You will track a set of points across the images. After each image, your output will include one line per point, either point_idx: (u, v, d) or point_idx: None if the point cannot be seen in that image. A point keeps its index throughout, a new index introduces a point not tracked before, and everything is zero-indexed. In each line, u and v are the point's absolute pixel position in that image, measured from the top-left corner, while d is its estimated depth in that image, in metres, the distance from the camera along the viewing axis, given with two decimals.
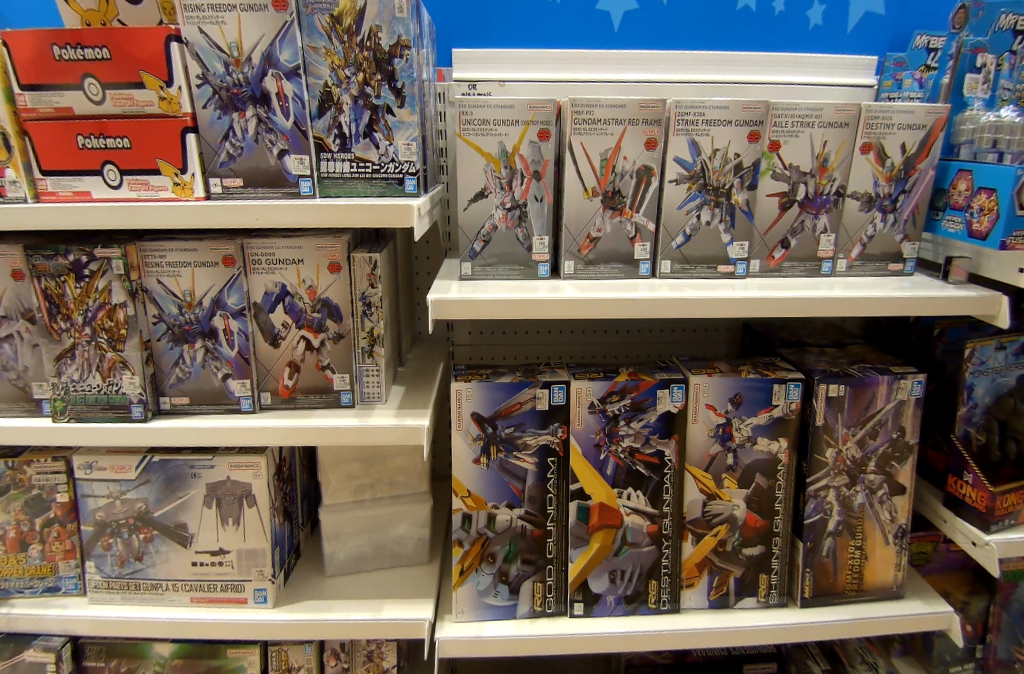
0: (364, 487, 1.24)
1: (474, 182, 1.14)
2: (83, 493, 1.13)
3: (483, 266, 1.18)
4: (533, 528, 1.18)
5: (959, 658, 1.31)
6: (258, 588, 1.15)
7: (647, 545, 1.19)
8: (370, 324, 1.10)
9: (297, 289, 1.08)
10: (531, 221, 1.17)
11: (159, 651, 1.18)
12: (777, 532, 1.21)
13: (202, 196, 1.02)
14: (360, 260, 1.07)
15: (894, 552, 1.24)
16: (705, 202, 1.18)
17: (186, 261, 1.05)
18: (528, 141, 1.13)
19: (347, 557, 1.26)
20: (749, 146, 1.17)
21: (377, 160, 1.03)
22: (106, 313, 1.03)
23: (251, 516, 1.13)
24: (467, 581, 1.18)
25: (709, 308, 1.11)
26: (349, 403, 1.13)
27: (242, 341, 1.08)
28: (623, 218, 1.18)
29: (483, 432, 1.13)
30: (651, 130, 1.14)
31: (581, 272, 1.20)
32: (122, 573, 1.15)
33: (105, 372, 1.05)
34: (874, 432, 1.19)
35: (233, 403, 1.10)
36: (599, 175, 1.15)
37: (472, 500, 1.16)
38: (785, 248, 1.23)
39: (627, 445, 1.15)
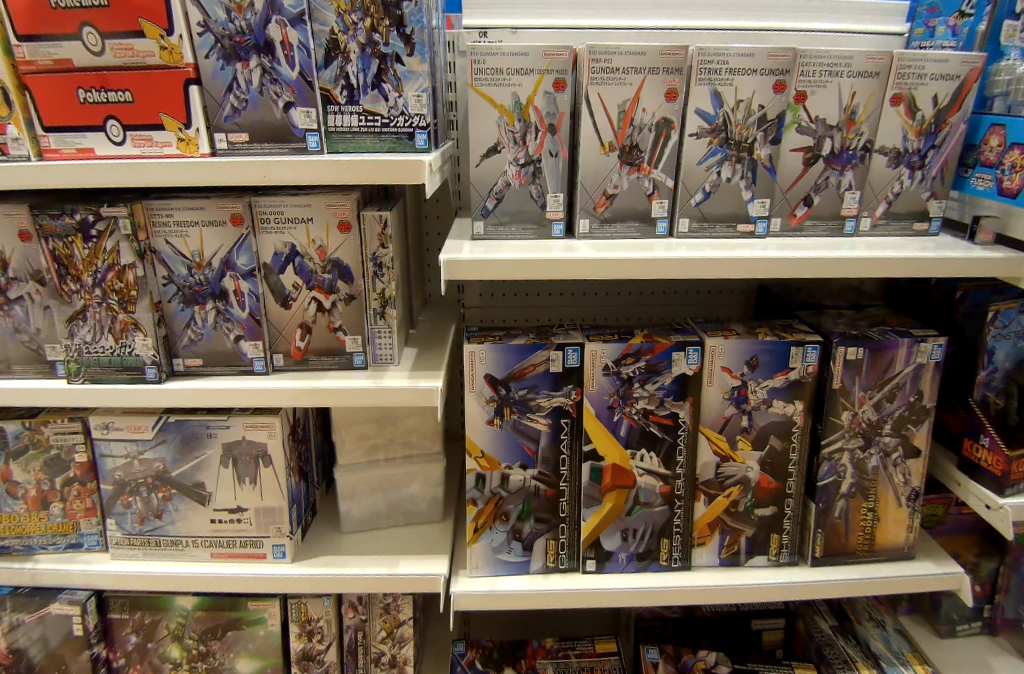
0: (378, 447, 1.25)
1: (487, 137, 1.10)
2: (101, 452, 1.14)
3: (496, 225, 1.15)
4: (547, 488, 1.18)
5: (966, 616, 1.34)
6: (277, 544, 1.17)
7: (659, 505, 1.20)
8: (381, 285, 1.08)
9: (307, 249, 1.06)
10: (545, 178, 1.13)
11: (182, 604, 1.22)
12: (789, 493, 1.21)
13: (208, 152, 0.99)
14: (370, 218, 1.04)
15: (907, 513, 1.24)
16: (726, 157, 1.14)
17: (193, 220, 1.03)
18: (543, 92, 1.08)
19: (363, 514, 1.28)
20: (775, 98, 1.11)
21: (386, 114, 0.99)
22: (115, 275, 1.02)
23: (267, 475, 1.14)
24: (481, 538, 1.19)
25: (728, 268, 1.08)
26: (362, 365, 1.12)
27: (253, 302, 1.06)
28: (641, 175, 1.14)
29: (497, 394, 1.13)
30: (672, 79, 1.09)
31: (597, 231, 1.17)
32: (143, 529, 1.17)
33: (118, 334, 1.05)
34: (891, 395, 1.17)
35: (246, 365, 1.10)
36: (617, 128, 1.11)
37: (486, 460, 1.16)
38: (807, 205, 1.20)
39: (641, 407, 1.15)
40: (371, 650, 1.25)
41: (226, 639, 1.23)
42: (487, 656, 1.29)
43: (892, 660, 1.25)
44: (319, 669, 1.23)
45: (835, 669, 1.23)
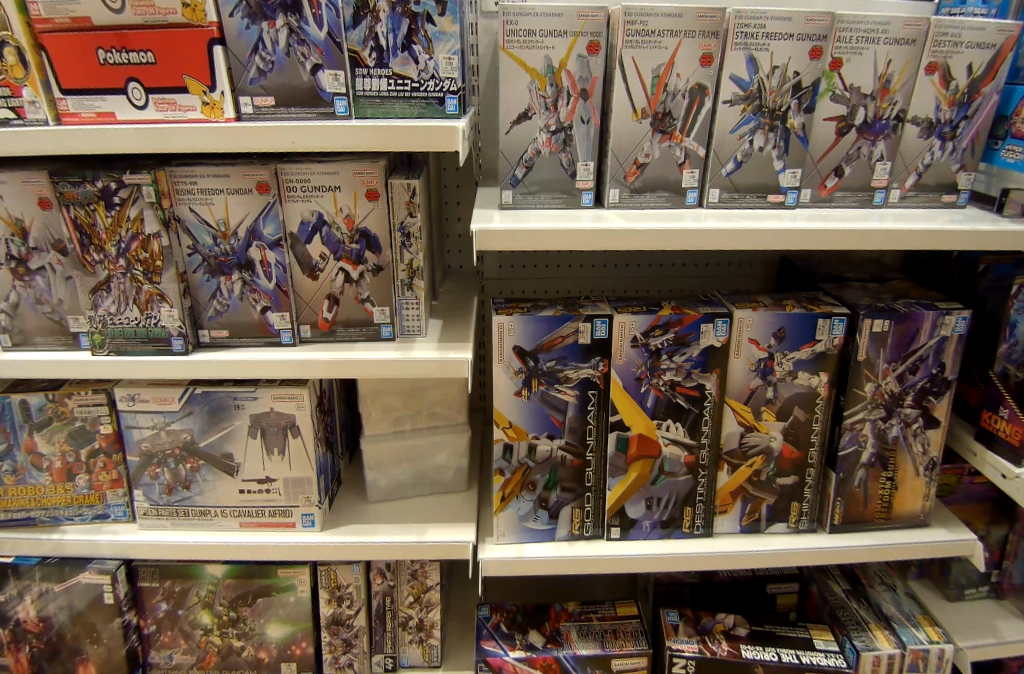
0: (403, 418, 1.25)
1: (519, 101, 1.04)
2: (128, 423, 1.14)
3: (525, 194, 1.11)
4: (573, 458, 1.19)
5: (974, 581, 1.39)
6: (306, 513, 1.19)
7: (683, 474, 1.21)
8: (409, 256, 1.06)
9: (334, 218, 1.03)
10: (576, 145, 1.08)
11: (212, 572, 1.23)
12: (811, 462, 1.23)
13: (233, 117, 0.94)
14: (398, 186, 1.02)
15: (923, 483, 1.27)
16: (759, 126, 1.11)
17: (218, 188, 0.99)
18: (576, 55, 1.02)
19: (389, 484, 1.29)
20: (811, 65, 1.09)
21: (416, 77, 0.94)
22: (139, 244, 0.99)
23: (295, 446, 1.14)
24: (508, 507, 1.21)
25: (761, 241, 1.07)
26: (390, 337, 1.11)
27: (280, 273, 1.04)
28: (672, 143, 1.11)
29: (525, 365, 1.13)
30: (707, 44, 1.06)
31: (627, 201, 1.14)
32: (170, 500, 1.19)
33: (143, 305, 1.02)
34: (914, 367, 1.18)
35: (273, 336, 1.08)
36: (650, 93, 1.08)
37: (514, 430, 1.17)
38: (838, 176, 1.17)
39: (669, 378, 1.15)
40: (399, 615, 1.28)
41: (257, 605, 1.25)
42: (512, 619, 1.33)
43: (903, 621, 1.31)
44: (348, 633, 1.26)
45: (849, 631, 1.28)
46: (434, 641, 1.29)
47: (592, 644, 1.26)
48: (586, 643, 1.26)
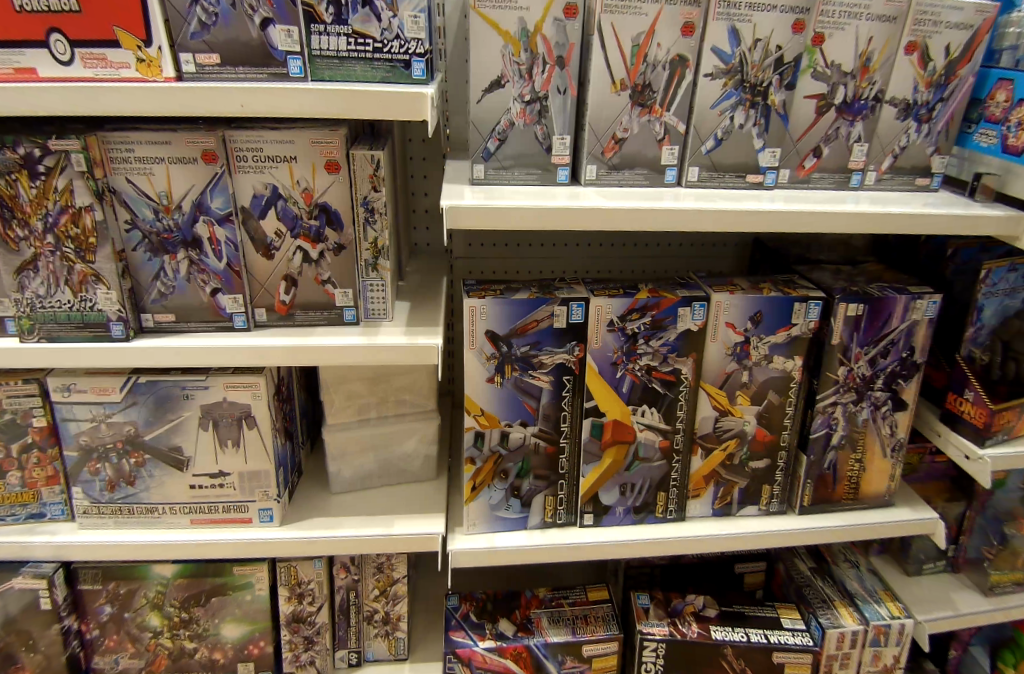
0: (368, 406, 1.19)
1: (490, 69, 0.96)
2: (63, 416, 1.04)
3: (498, 169, 1.02)
4: (546, 445, 1.16)
5: (932, 555, 1.43)
6: (263, 508, 1.13)
7: (658, 460, 1.19)
8: (374, 233, 0.98)
9: (291, 192, 0.94)
10: (552, 117, 1.00)
11: (160, 573, 1.16)
12: (783, 445, 1.23)
13: (172, 76, 0.83)
14: (360, 158, 0.93)
15: (890, 463, 1.28)
16: (740, 102, 1.06)
17: (158, 156, 0.88)
18: (552, 18, 0.95)
19: (353, 474, 1.24)
20: (793, 38, 1.04)
21: (378, 37, 0.86)
22: (70, 219, 0.87)
23: (251, 437, 1.07)
24: (479, 496, 1.17)
25: (746, 222, 1.02)
26: (354, 321, 1.04)
27: (231, 251, 0.95)
28: (652, 118, 1.04)
29: (498, 351, 1.08)
30: (689, 12, 0.99)
31: (605, 178, 1.06)
32: (113, 497, 1.10)
33: (76, 287, 0.92)
34: (885, 351, 1.18)
35: (225, 321, 1.00)
36: (630, 65, 1.00)
37: (486, 418, 1.12)
38: (817, 156, 1.13)
39: (644, 363, 1.12)
40: (364, 608, 1.24)
41: (210, 605, 1.18)
42: (482, 608, 1.30)
43: (866, 598, 1.34)
44: (310, 630, 1.20)
45: (815, 609, 1.30)
46: (401, 633, 1.25)
47: (563, 631, 1.24)
48: (558, 631, 1.24)
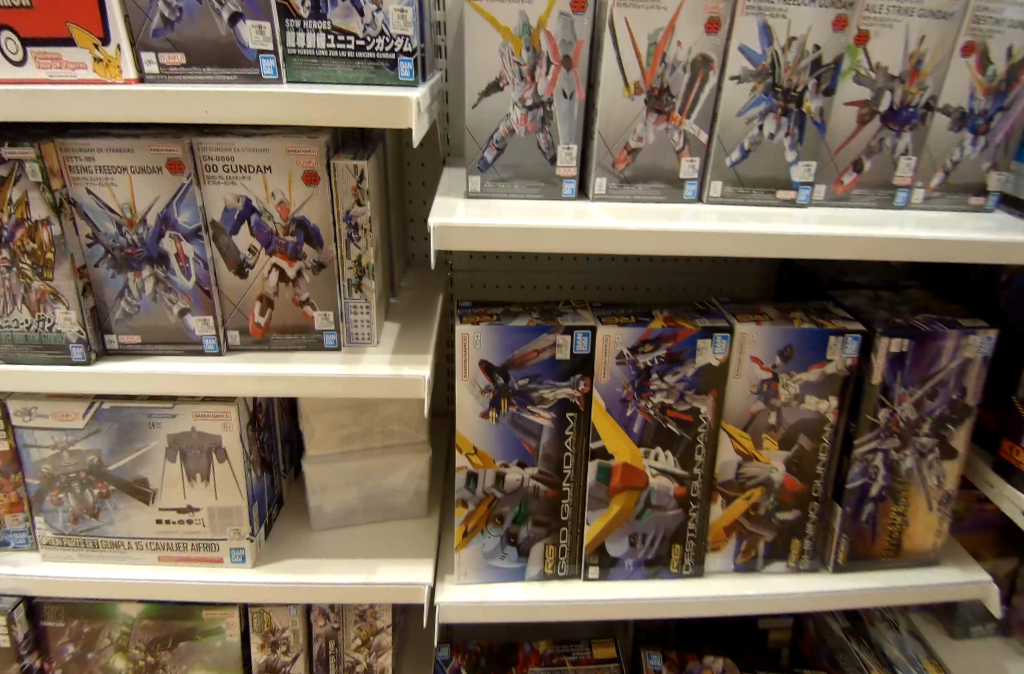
0: (353, 437, 1.10)
1: (488, 69, 0.86)
2: (24, 442, 0.97)
3: (496, 182, 0.92)
4: (547, 489, 1.04)
5: (980, 616, 1.26)
6: (235, 547, 1.04)
7: (673, 509, 1.07)
8: (358, 252, 0.89)
9: (265, 205, 0.85)
10: (556, 124, 0.89)
11: (126, 612, 1.09)
12: (815, 496, 1.09)
13: (134, 78, 0.74)
14: (342, 168, 0.84)
15: (937, 518, 1.13)
16: (771, 109, 0.93)
17: (119, 165, 0.80)
18: (557, 13, 0.84)
19: (335, 510, 1.14)
20: (833, 37, 0.91)
21: (361, 33, 0.77)
22: (25, 233, 0.80)
23: (222, 470, 0.99)
24: (472, 543, 1.06)
25: (779, 246, 0.89)
26: (335, 346, 0.95)
27: (201, 270, 0.86)
28: (670, 126, 0.93)
29: (493, 383, 0.97)
30: (714, 6, 0.88)
31: (615, 192, 0.95)
32: (77, 530, 1.03)
33: (34, 306, 0.84)
34: (933, 392, 1.04)
35: (195, 344, 0.91)
36: (645, 66, 0.89)
37: (479, 457, 1.02)
38: (856, 171, 0.99)
39: (659, 401, 1.00)
40: (344, 659, 1.13)
41: (178, 650, 1.11)
42: (474, 663, 1.19)
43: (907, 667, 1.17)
44: None
45: None
46: None
47: None
48: None
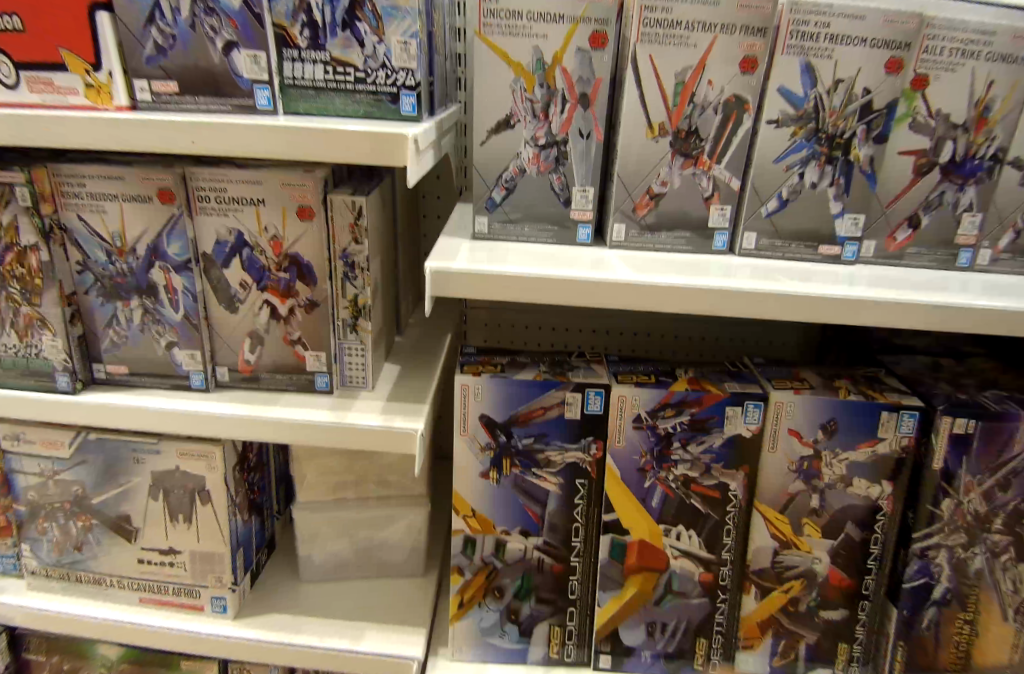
0: (347, 486, 1.03)
1: (499, 105, 0.80)
2: (11, 467, 0.95)
3: (504, 223, 0.85)
4: (553, 562, 0.94)
5: None
6: (216, 596, 0.97)
7: (697, 596, 0.94)
8: (354, 291, 0.83)
9: (258, 240, 0.80)
10: (571, 165, 0.82)
11: (104, 654, 1.04)
12: (866, 594, 0.94)
13: (126, 106, 0.73)
14: (339, 203, 0.79)
15: (1015, 630, 0.94)
16: (812, 157, 0.82)
17: (110, 192, 0.78)
18: (575, 48, 0.78)
19: (325, 561, 1.07)
20: (885, 81, 0.79)
21: (361, 65, 0.72)
22: (14, 257, 0.79)
23: (206, 514, 0.94)
24: (467, 615, 0.96)
25: (825, 313, 0.77)
26: (326, 389, 0.89)
27: (190, 303, 0.82)
28: (698, 171, 0.84)
29: (495, 441, 0.89)
30: (751, 44, 0.78)
31: (635, 241, 0.87)
32: (61, 560, 0.99)
33: (21, 332, 0.82)
34: (1005, 483, 0.88)
35: (181, 378, 0.87)
36: (671, 106, 0.81)
37: (477, 521, 0.92)
38: (912, 228, 0.87)
39: (681, 473, 0.89)
40: None
41: None
42: None
43: None
44: None
45: None
46: None
47: None
48: None
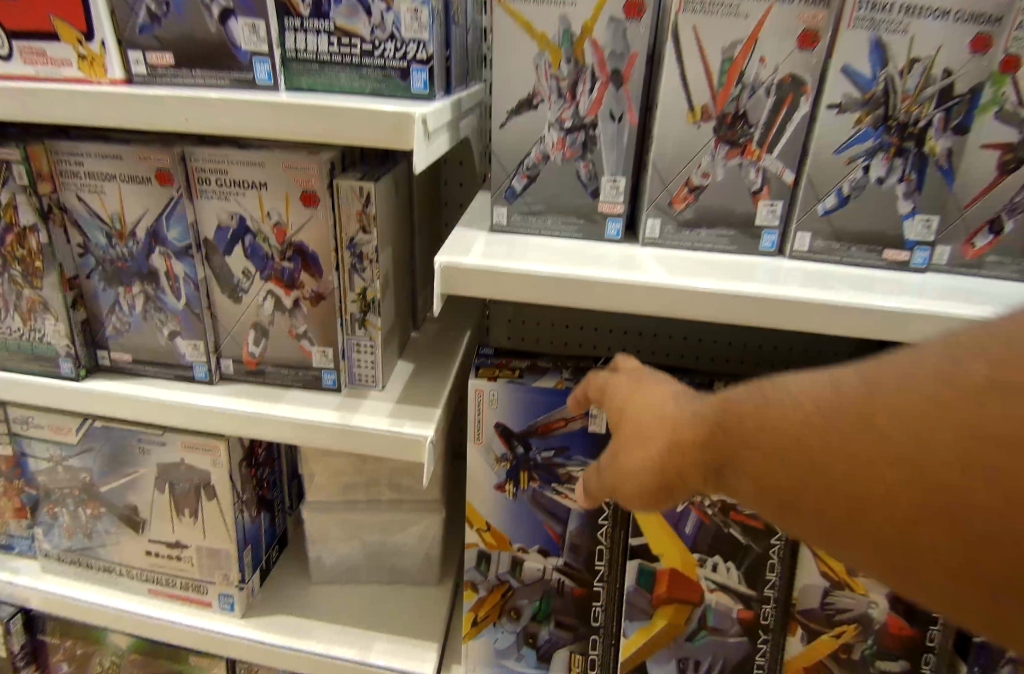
0: (356, 487, 0.98)
1: (521, 83, 0.72)
2: (23, 450, 0.94)
3: (526, 215, 0.78)
4: (575, 586, 0.87)
5: None
6: (224, 594, 0.95)
7: (735, 635, 0.86)
8: (362, 283, 0.77)
9: (260, 226, 0.75)
10: (601, 151, 0.73)
11: (115, 642, 1.03)
12: (932, 646, 0.83)
13: (121, 79, 0.68)
14: (346, 189, 0.72)
15: None
16: (880, 149, 0.71)
17: (108, 172, 0.74)
18: (608, 18, 0.68)
19: (336, 563, 1.03)
20: (969, 62, 0.66)
21: (367, 36, 0.65)
22: (13, 238, 0.76)
23: (212, 510, 0.90)
24: (481, 634, 0.90)
25: (885, 330, 0.66)
26: (333, 387, 0.83)
27: (191, 291, 0.78)
28: (745, 162, 0.73)
29: (512, 452, 0.82)
30: (811, 15, 0.67)
31: (670, 238, 0.78)
32: (72, 546, 0.98)
33: (25, 315, 0.80)
34: None
35: (185, 370, 0.83)
36: (717, 87, 0.71)
37: (493, 536, 0.86)
38: (993, 233, 0.73)
39: (718, 499, 0.80)
40: None
41: None
42: None
43: None
44: None
45: None
46: None
47: None
48: None
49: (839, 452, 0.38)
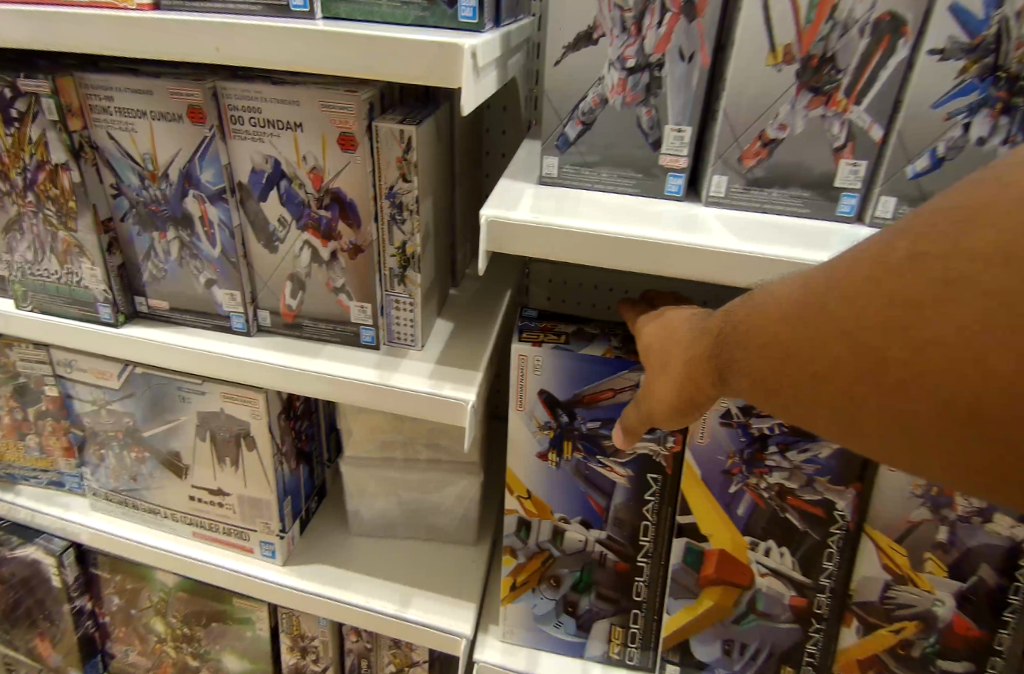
0: (393, 444, 0.95)
1: (580, 13, 0.63)
2: (68, 392, 0.94)
3: (579, 167, 0.70)
4: (617, 560, 0.83)
5: None
6: (266, 541, 0.95)
7: (786, 621, 0.81)
8: (402, 236, 0.72)
9: (295, 169, 0.70)
10: (667, 96, 0.64)
11: (163, 580, 1.06)
12: (1000, 651, 0.75)
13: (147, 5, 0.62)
14: (386, 133, 0.67)
15: None
16: (984, 104, 0.59)
17: (139, 108, 0.70)
18: None
19: (374, 518, 1.02)
20: None
21: None
22: (47, 176, 0.74)
23: (251, 460, 0.89)
24: (520, 599, 0.88)
25: None
26: (371, 344, 0.79)
27: (226, 238, 0.74)
28: (829, 114, 0.63)
29: (555, 420, 0.77)
30: None
31: (737, 197, 0.68)
32: (119, 487, 0.99)
33: (61, 257, 0.78)
34: None
35: (222, 320, 0.80)
36: (802, 22, 0.59)
37: (533, 504, 0.82)
38: None
39: (776, 482, 0.74)
40: None
41: (211, 629, 1.06)
42: None
43: None
44: None
45: None
46: None
47: None
48: None
49: (821, 343, 0.39)
